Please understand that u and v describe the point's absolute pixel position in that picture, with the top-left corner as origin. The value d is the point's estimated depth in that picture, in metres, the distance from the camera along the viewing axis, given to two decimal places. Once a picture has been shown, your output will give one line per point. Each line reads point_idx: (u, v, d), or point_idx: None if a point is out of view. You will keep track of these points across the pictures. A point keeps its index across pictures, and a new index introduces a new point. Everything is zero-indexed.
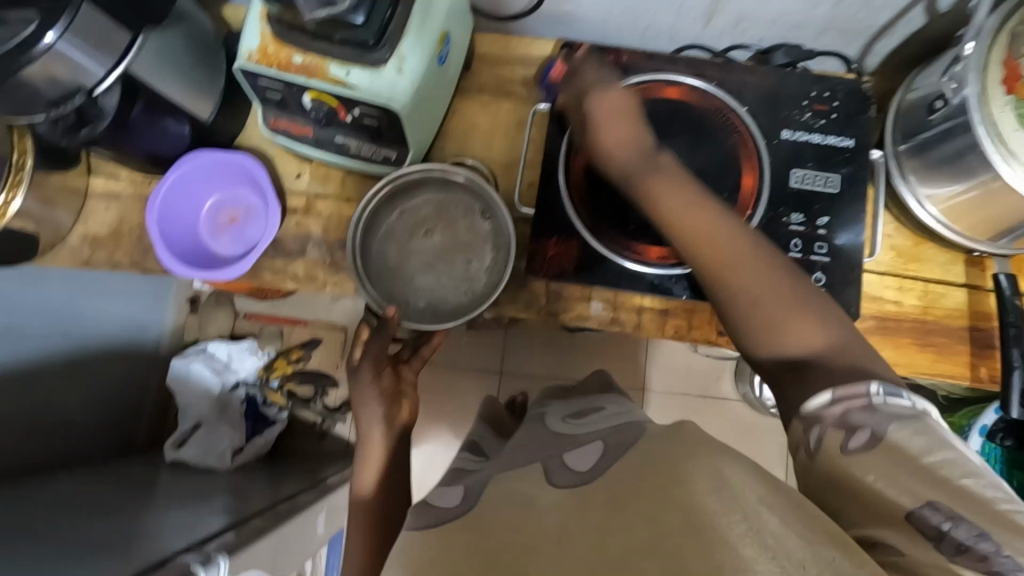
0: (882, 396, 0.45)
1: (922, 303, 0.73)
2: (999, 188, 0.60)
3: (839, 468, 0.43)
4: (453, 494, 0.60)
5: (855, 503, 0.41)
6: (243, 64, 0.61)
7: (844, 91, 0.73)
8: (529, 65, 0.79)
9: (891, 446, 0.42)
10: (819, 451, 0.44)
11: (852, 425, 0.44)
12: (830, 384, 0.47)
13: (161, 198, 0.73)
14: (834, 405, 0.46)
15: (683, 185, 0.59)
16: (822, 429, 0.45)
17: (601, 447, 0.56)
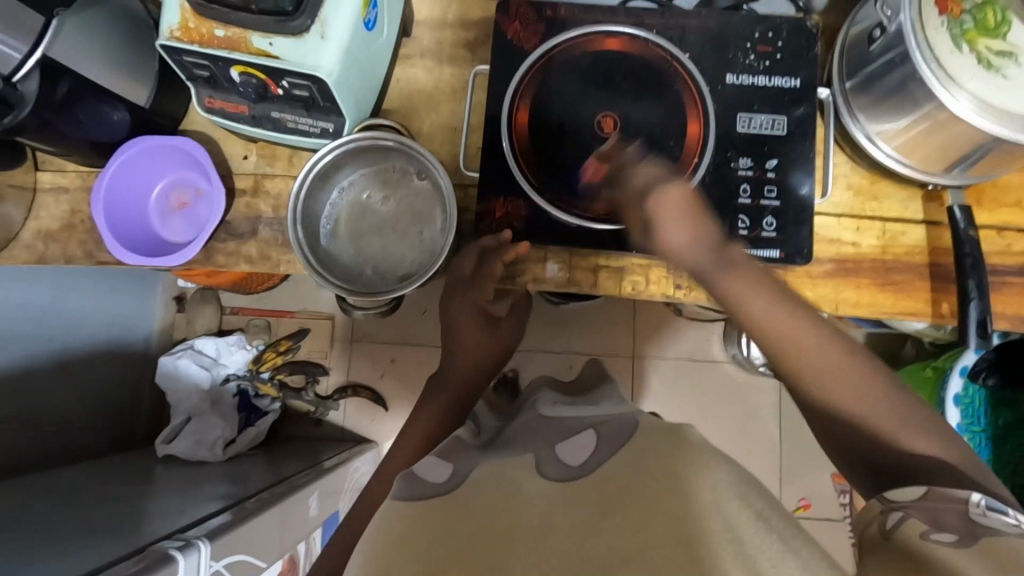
0: (983, 507, 0.48)
1: (881, 243, 0.72)
2: (945, 119, 0.59)
3: (925, 552, 0.46)
4: (446, 464, 0.54)
5: (914, 570, 0.45)
6: (164, 40, 0.59)
7: (788, 29, 0.72)
8: (469, 27, 0.78)
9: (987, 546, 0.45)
10: (902, 537, 0.48)
11: (944, 527, 0.48)
12: (984, 491, 0.50)
13: (105, 185, 0.72)
14: (921, 502, 0.50)
15: (762, 285, 0.58)
16: (906, 515, 0.50)
17: (594, 435, 0.52)
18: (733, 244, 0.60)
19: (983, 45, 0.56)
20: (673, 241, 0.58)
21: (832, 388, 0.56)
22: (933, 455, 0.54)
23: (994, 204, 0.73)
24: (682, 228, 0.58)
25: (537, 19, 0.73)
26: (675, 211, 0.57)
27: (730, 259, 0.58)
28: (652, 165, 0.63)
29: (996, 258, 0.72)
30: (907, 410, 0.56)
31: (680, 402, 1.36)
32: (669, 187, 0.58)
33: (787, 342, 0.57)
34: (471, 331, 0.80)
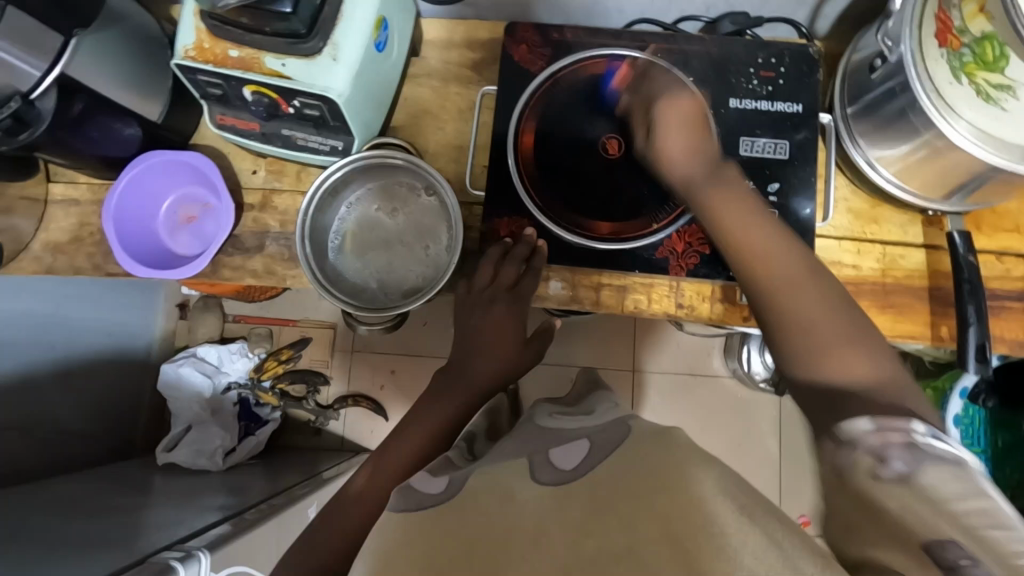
0: (926, 435, 0.40)
1: (880, 266, 0.73)
2: (942, 148, 0.60)
3: (867, 495, 0.39)
4: (440, 480, 0.56)
5: (871, 522, 0.38)
6: (179, 60, 0.61)
7: (790, 56, 0.73)
8: (477, 49, 0.79)
9: (922, 487, 0.37)
10: (851, 477, 0.40)
11: (886, 454, 0.40)
12: (872, 413, 0.44)
13: (116, 199, 0.73)
14: (876, 432, 0.42)
15: (745, 202, 0.61)
16: (855, 452, 0.41)
17: (587, 446, 0.52)
18: (728, 163, 0.64)
19: (982, 79, 0.52)
20: (671, 149, 0.64)
21: (806, 349, 0.52)
22: (849, 377, 0.50)
23: (993, 230, 0.74)
24: (682, 139, 0.64)
25: (544, 42, 0.75)
26: (681, 123, 0.64)
27: (724, 177, 0.63)
28: (693, 96, 0.66)
29: (995, 283, 0.73)
30: (850, 333, 0.52)
31: (680, 417, 1.36)
32: (682, 99, 0.66)
33: (750, 256, 0.58)
34: (501, 329, 0.70)
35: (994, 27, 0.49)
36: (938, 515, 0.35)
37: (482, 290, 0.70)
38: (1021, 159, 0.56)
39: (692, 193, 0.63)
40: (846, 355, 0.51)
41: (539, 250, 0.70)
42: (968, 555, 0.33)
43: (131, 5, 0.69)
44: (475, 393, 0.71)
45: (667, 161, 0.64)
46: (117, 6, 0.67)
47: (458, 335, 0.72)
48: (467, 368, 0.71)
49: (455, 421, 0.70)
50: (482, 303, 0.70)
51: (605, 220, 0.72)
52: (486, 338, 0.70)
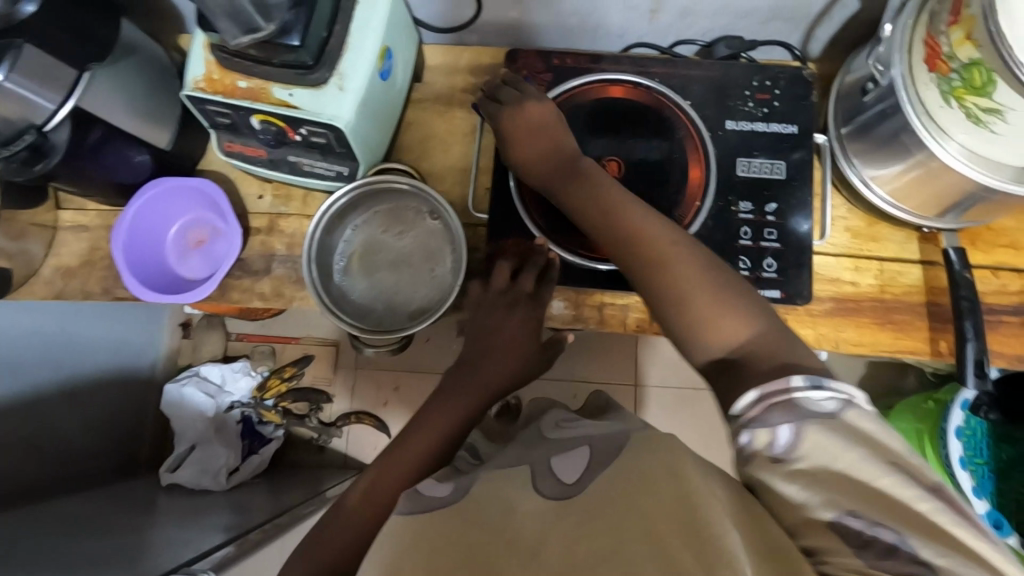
0: (805, 388, 0.44)
1: (879, 282, 0.74)
2: (936, 167, 0.61)
3: (769, 484, 0.42)
4: (445, 484, 0.55)
5: (780, 502, 0.41)
6: (189, 91, 0.63)
7: (785, 78, 0.75)
8: (479, 74, 0.81)
9: (812, 450, 0.41)
10: (752, 461, 0.43)
11: (773, 424, 0.43)
12: (756, 384, 0.46)
13: (125, 225, 0.74)
14: (758, 404, 0.45)
15: (632, 200, 0.62)
16: (750, 431, 0.44)
17: (587, 452, 0.53)
18: (584, 159, 0.67)
19: (972, 103, 0.54)
20: (522, 156, 0.68)
21: (689, 313, 0.54)
22: (732, 343, 0.52)
23: (988, 245, 0.75)
24: (540, 144, 0.68)
25: (544, 68, 0.76)
26: (530, 126, 0.68)
27: (576, 171, 0.66)
28: (541, 103, 0.68)
29: (992, 298, 0.74)
30: (717, 290, 0.54)
31: (683, 430, 1.36)
32: (537, 106, 0.68)
33: (631, 232, 0.59)
34: (520, 325, 0.70)
35: (981, 54, 0.50)
36: (840, 486, 0.40)
37: (495, 295, 0.70)
38: (1011, 179, 0.57)
39: (555, 194, 0.67)
40: (727, 318, 0.52)
41: (552, 263, 0.72)
42: (869, 524, 0.38)
43: (143, 37, 0.71)
44: (490, 393, 0.68)
45: (531, 163, 0.68)
46: (128, 36, 0.68)
47: (474, 335, 0.70)
48: (482, 367, 0.69)
49: (469, 420, 0.67)
50: (502, 306, 0.70)
51: None
52: (508, 336, 0.69)
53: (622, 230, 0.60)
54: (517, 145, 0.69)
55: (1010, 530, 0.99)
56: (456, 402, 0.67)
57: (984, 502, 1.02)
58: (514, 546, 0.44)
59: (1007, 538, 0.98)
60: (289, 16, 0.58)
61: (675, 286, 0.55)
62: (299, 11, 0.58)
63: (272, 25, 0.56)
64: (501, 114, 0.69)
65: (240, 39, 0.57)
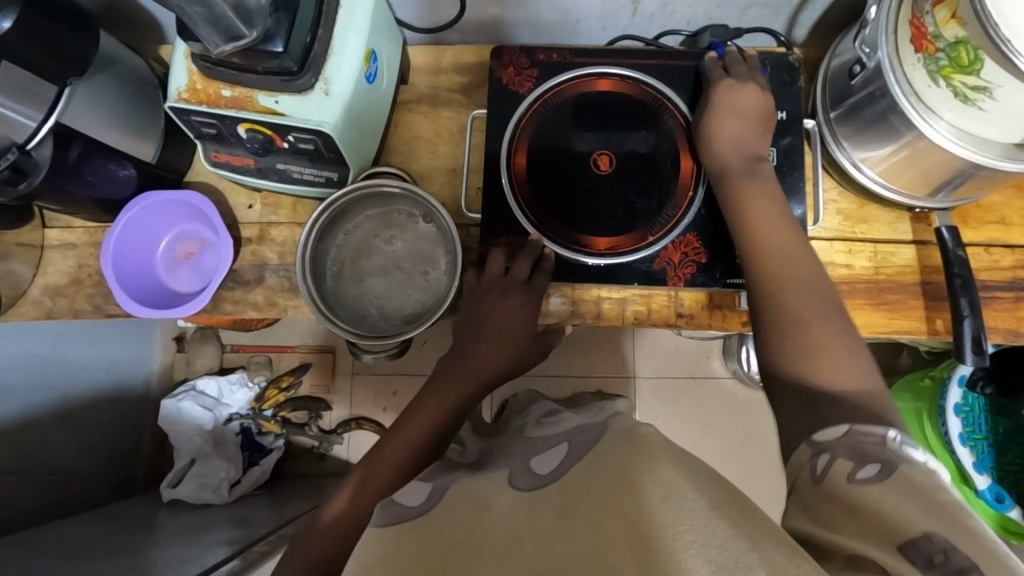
0: (899, 441, 0.42)
1: (873, 264, 0.74)
2: (925, 148, 0.62)
3: (848, 496, 0.39)
4: (423, 484, 0.55)
5: (846, 518, 0.38)
6: (173, 102, 0.62)
7: (771, 65, 0.75)
8: (465, 73, 0.80)
9: (902, 478, 0.38)
10: (828, 480, 0.41)
11: (865, 459, 0.41)
12: (849, 421, 0.45)
13: (114, 243, 0.73)
14: (848, 437, 0.44)
15: (773, 198, 0.64)
16: (831, 456, 0.43)
17: (564, 450, 0.53)
18: (765, 163, 0.67)
19: (959, 81, 0.54)
20: (721, 130, 0.68)
21: (814, 345, 0.53)
22: (843, 387, 0.49)
23: (978, 223, 0.76)
24: (733, 124, 0.68)
25: (530, 64, 0.76)
26: (749, 111, 0.68)
27: (755, 173, 0.65)
28: (758, 89, 0.69)
29: (984, 274, 0.75)
30: (841, 337, 0.53)
31: (683, 420, 1.36)
32: (741, 89, 0.69)
33: (769, 240, 0.61)
34: (507, 317, 0.69)
35: (966, 32, 0.50)
36: (918, 508, 0.36)
37: (488, 284, 0.70)
38: (1001, 156, 0.58)
39: (725, 182, 0.66)
40: (847, 363, 0.51)
41: (547, 256, 0.72)
42: (946, 549, 0.34)
43: (123, 49, 0.70)
44: (482, 382, 0.68)
45: (717, 143, 0.68)
46: (108, 50, 0.68)
47: (462, 323, 0.70)
48: (471, 352, 0.68)
49: (455, 412, 0.66)
50: (492, 294, 0.70)
51: (599, 235, 0.73)
52: (495, 328, 0.69)
53: (749, 245, 0.62)
54: (714, 136, 0.68)
55: (1012, 503, 1.00)
56: (442, 397, 0.67)
57: (985, 477, 1.02)
58: (488, 544, 0.45)
59: (1008, 511, 1.00)
60: (270, 22, 0.57)
61: (783, 304, 0.56)
62: (280, 16, 0.57)
63: (255, 31, 0.55)
64: (718, 86, 0.69)
65: (221, 47, 0.56)
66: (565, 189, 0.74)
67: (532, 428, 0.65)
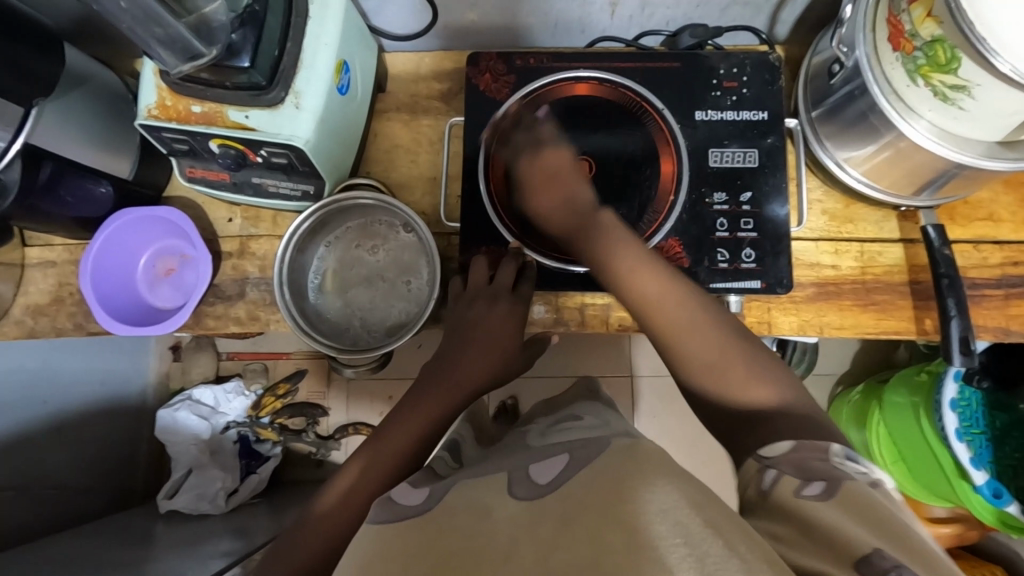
0: (843, 457, 0.45)
1: (860, 264, 0.73)
2: (906, 147, 0.61)
3: (793, 509, 0.41)
4: (420, 489, 0.54)
5: (796, 536, 0.40)
6: (142, 120, 0.61)
7: (752, 64, 0.74)
8: (443, 79, 0.79)
9: (846, 496, 0.41)
10: (774, 495, 0.43)
11: (811, 477, 0.43)
12: (796, 436, 0.47)
13: (93, 259, 0.73)
14: (793, 453, 0.46)
15: (637, 248, 0.64)
16: (778, 473, 0.44)
17: (566, 459, 0.51)
18: (606, 209, 0.67)
19: (938, 80, 0.52)
20: (538, 204, 0.69)
21: (718, 379, 0.55)
22: (763, 404, 0.52)
23: (967, 219, 0.75)
24: (547, 195, 0.69)
25: (507, 70, 0.75)
26: (540, 185, 0.70)
27: (601, 226, 0.65)
28: (558, 148, 0.71)
29: (973, 272, 0.73)
30: (749, 361, 0.55)
31: (680, 419, 1.35)
32: (555, 151, 0.70)
33: (646, 294, 0.61)
34: (501, 319, 0.69)
35: (943, 30, 0.49)
36: (863, 525, 0.38)
37: (473, 292, 0.70)
38: (983, 154, 0.56)
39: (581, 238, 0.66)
40: (757, 382, 0.54)
41: (528, 267, 0.71)
42: (894, 565, 0.35)
43: (94, 66, 0.70)
44: (468, 390, 0.67)
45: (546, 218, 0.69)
46: (78, 67, 0.68)
47: (455, 326, 0.70)
48: (463, 357, 0.68)
49: (444, 419, 0.65)
50: (483, 299, 0.69)
51: None
52: (490, 330, 0.69)
53: (634, 296, 0.62)
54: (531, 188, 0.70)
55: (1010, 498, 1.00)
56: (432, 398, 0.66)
57: (983, 472, 1.01)
58: (484, 552, 0.43)
59: (1007, 506, 0.98)
60: (235, 38, 0.57)
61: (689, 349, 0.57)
62: (245, 31, 0.57)
63: (213, 52, 0.56)
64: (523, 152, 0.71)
65: (180, 67, 0.57)
66: None
67: (530, 437, 0.65)
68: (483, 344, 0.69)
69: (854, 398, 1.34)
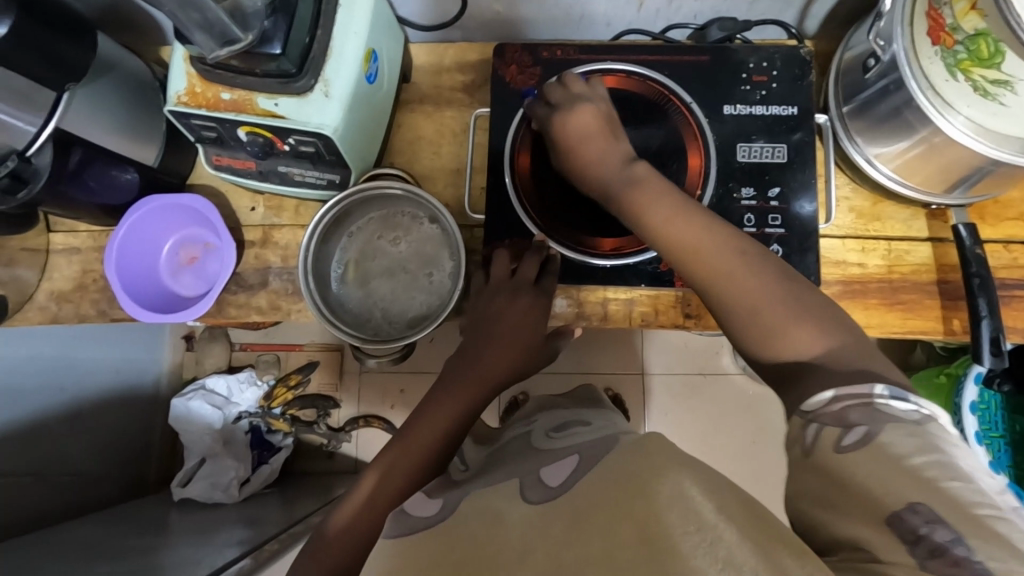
0: (886, 397, 0.42)
1: (887, 262, 0.72)
2: (941, 144, 0.60)
3: (833, 466, 0.40)
4: (435, 500, 0.54)
5: (835, 493, 0.40)
6: (172, 106, 0.61)
7: (782, 59, 0.73)
8: (469, 71, 0.79)
9: (882, 445, 0.39)
10: (816, 450, 0.42)
11: (851, 424, 0.41)
12: (832, 384, 0.44)
13: (118, 245, 0.73)
14: (834, 404, 0.43)
15: (669, 195, 0.58)
16: (819, 427, 0.42)
17: (574, 463, 0.53)
18: (640, 162, 0.62)
19: (979, 75, 0.52)
20: (589, 155, 0.63)
21: (761, 332, 0.51)
22: (807, 353, 0.49)
23: (997, 219, 0.74)
24: (595, 147, 0.63)
25: (534, 62, 0.75)
26: (590, 128, 0.63)
27: (637, 176, 0.60)
28: (592, 104, 0.65)
29: (1003, 272, 0.72)
30: (794, 302, 0.51)
31: (695, 417, 1.35)
32: (580, 110, 0.64)
33: (678, 241, 0.55)
34: (515, 314, 0.67)
35: (987, 23, 0.48)
36: (899, 478, 0.38)
37: (496, 285, 0.69)
38: (1023, 151, 0.56)
39: (613, 200, 0.61)
40: (803, 327, 0.50)
41: (553, 258, 0.70)
42: (926, 522, 0.36)
43: (120, 52, 0.70)
44: (491, 386, 0.65)
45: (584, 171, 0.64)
46: (105, 53, 0.67)
47: (473, 323, 0.69)
48: (482, 358, 0.66)
49: (467, 417, 0.64)
50: (501, 295, 0.68)
51: (605, 236, 0.72)
52: (508, 326, 0.67)
53: (655, 235, 0.57)
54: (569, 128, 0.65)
55: None
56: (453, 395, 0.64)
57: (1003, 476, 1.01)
58: (497, 551, 0.44)
59: None
60: (267, 24, 0.56)
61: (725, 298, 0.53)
62: (277, 18, 0.57)
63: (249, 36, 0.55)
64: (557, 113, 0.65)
65: (216, 52, 0.56)
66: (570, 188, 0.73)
67: (539, 439, 0.65)
68: (499, 340, 0.67)
69: None
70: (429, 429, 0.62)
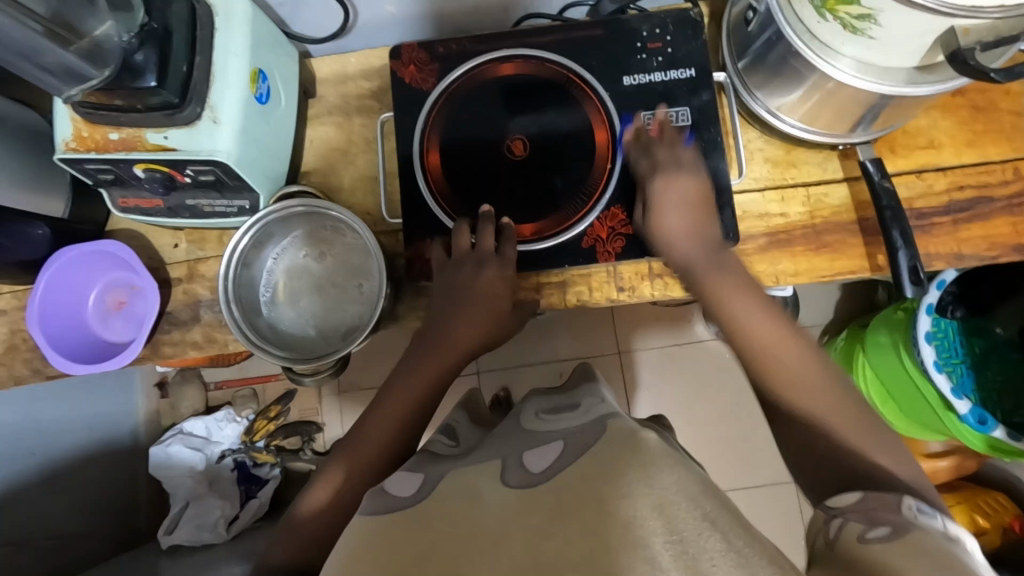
0: (915, 511, 0.43)
1: (808, 208, 0.73)
2: (833, 87, 0.61)
3: (852, 552, 0.42)
4: (415, 475, 0.53)
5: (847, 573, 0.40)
6: (61, 153, 0.60)
7: (674, 22, 0.73)
8: (372, 77, 0.79)
9: (908, 538, 0.40)
10: (841, 544, 0.43)
11: (878, 523, 0.43)
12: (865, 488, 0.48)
13: (39, 301, 0.72)
14: (860, 504, 0.47)
15: (751, 293, 0.64)
16: (844, 520, 0.45)
17: (561, 446, 0.49)
18: (727, 249, 0.68)
19: (844, 12, 0.52)
20: (666, 226, 0.67)
21: (788, 382, 0.58)
22: (819, 410, 0.56)
23: (908, 149, 0.75)
24: (683, 218, 0.67)
25: (430, 59, 0.74)
26: (684, 202, 0.67)
27: (727, 262, 0.66)
28: (695, 176, 0.68)
29: (920, 202, 0.73)
30: (820, 376, 0.58)
31: (671, 388, 1.35)
32: (681, 180, 0.67)
33: (738, 303, 0.63)
34: (482, 283, 0.67)
35: None
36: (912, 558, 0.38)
37: (458, 259, 0.68)
38: (905, 82, 0.56)
39: (692, 274, 0.66)
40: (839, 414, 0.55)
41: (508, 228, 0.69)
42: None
43: (11, 105, 0.70)
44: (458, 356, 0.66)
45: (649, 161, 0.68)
46: None
47: (437, 296, 0.68)
48: (448, 331, 0.66)
49: (433, 394, 0.65)
50: (463, 266, 0.67)
51: (526, 221, 0.72)
52: (474, 298, 0.67)
53: (723, 315, 0.64)
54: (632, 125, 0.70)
55: (996, 424, 0.99)
56: (419, 371, 0.65)
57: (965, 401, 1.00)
58: (472, 535, 0.43)
59: (992, 432, 0.99)
60: (138, 58, 0.56)
61: (736, 322, 0.62)
62: (147, 50, 0.56)
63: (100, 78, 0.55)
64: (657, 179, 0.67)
65: (71, 91, 0.56)
66: (483, 180, 0.73)
67: (529, 420, 0.62)
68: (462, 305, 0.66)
69: (840, 344, 1.35)
70: (391, 417, 0.63)
